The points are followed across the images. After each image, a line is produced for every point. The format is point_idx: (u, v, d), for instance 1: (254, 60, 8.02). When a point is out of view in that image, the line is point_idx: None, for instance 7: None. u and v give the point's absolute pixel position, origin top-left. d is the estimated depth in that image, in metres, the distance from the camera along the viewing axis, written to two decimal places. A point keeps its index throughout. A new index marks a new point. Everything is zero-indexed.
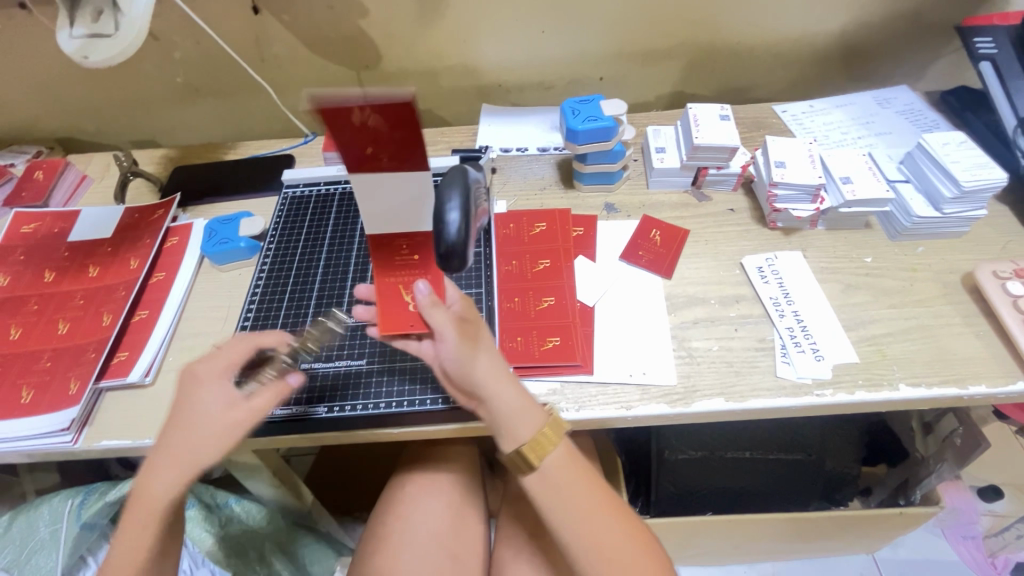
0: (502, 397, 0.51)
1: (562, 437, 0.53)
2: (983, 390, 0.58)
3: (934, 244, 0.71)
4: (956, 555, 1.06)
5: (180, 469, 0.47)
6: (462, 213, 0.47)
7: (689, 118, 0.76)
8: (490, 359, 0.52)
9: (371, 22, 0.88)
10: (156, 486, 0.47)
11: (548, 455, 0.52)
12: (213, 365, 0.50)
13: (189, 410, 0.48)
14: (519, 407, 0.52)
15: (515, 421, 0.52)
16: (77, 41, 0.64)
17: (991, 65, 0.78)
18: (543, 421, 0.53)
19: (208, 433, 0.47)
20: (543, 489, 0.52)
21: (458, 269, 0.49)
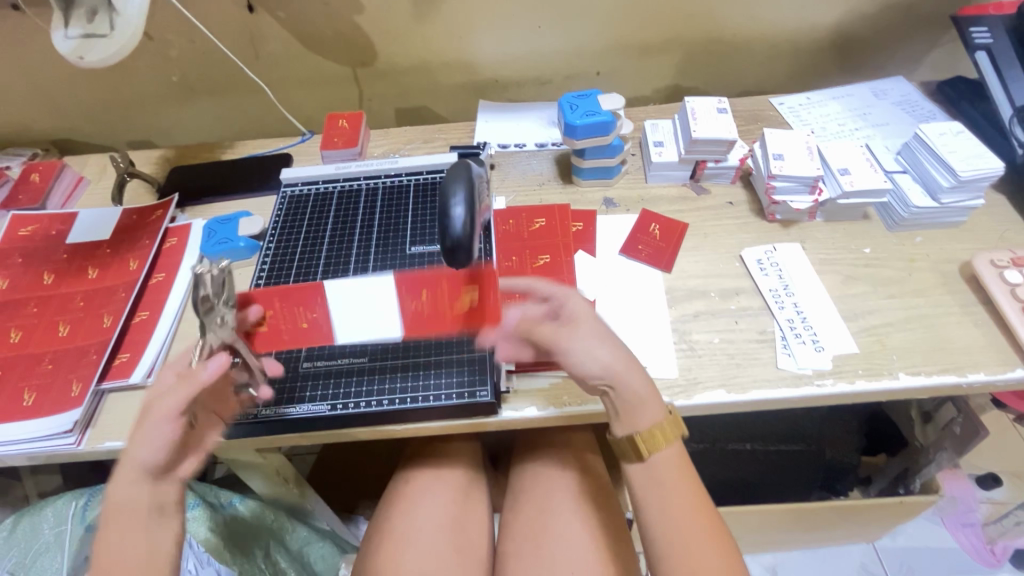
0: (632, 383, 0.52)
1: (677, 435, 0.53)
2: (982, 378, 0.58)
3: (931, 234, 0.71)
4: (955, 542, 1.07)
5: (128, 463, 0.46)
6: (467, 207, 0.47)
7: (687, 111, 0.76)
8: (610, 349, 0.53)
9: (367, 19, 0.88)
10: (117, 488, 0.46)
11: (660, 450, 0.52)
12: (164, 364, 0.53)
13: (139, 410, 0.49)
14: (643, 395, 0.53)
15: (635, 407, 0.52)
16: (74, 41, 0.63)
17: (987, 56, 0.78)
18: (660, 416, 0.53)
19: (142, 426, 0.47)
20: (646, 480, 0.52)
21: (464, 264, 0.48)
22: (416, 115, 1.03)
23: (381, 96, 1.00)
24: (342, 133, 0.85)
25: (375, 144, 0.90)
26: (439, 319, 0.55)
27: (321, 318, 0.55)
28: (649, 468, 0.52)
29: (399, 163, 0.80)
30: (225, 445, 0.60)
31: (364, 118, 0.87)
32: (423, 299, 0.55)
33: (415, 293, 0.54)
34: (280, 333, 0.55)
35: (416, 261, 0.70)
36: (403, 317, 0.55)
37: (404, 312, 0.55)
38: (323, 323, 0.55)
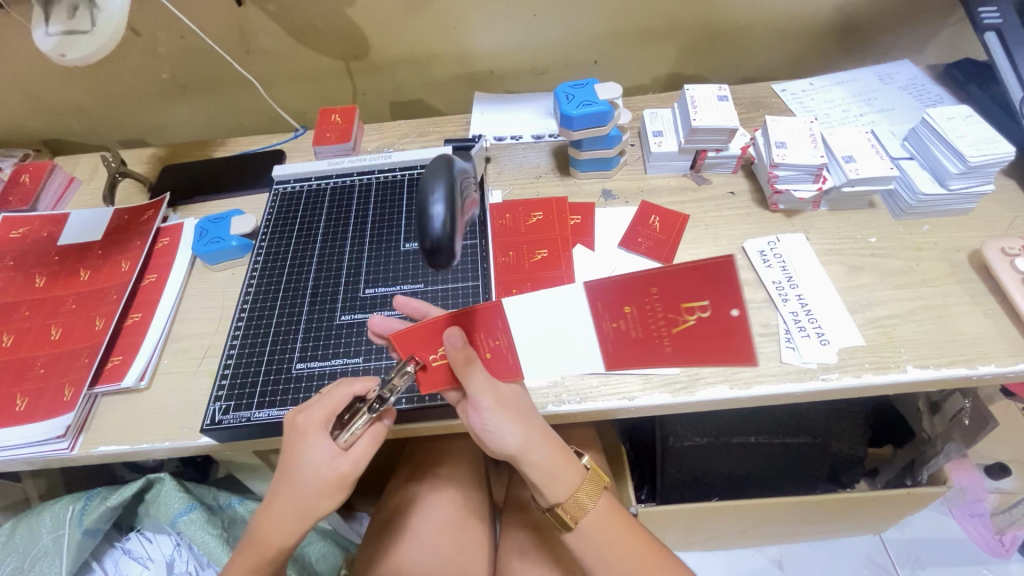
0: (542, 462, 0.52)
1: (599, 494, 0.54)
2: (992, 370, 0.57)
3: (939, 222, 0.69)
4: (964, 533, 1.07)
5: (304, 515, 0.48)
6: (447, 205, 0.44)
7: (687, 99, 0.74)
8: (509, 426, 0.50)
9: (358, 11, 0.86)
10: (274, 534, 0.48)
11: (589, 511, 0.53)
12: (315, 418, 0.49)
13: (298, 464, 0.48)
14: (557, 468, 0.52)
15: (551, 482, 0.52)
16: (54, 38, 0.62)
17: (996, 36, 0.75)
18: (580, 479, 0.53)
19: (313, 486, 0.47)
20: (581, 545, 0.53)
21: (446, 266, 0.46)
22: (410, 108, 1.01)
23: (375, 89, 0.98)
24: (334, 128, 0.83)
25: (369, 138, 0.88)
26: (650, 339, 0.59)
27: (504, 345, 0.60)
28: (581, 533, 0.53)
29: (391, 158, 0.78)
30: (220, 448, 0.59)
31: (357, 111, 0.85)
32: (627, 319, 0.60)
33: (617, 311, 0.60)
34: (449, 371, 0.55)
35: (410, 258, 0.69)
36: (609, 338, 0.59)
37: (604, 331, 0.60)
38: (506, 350, 0.59)
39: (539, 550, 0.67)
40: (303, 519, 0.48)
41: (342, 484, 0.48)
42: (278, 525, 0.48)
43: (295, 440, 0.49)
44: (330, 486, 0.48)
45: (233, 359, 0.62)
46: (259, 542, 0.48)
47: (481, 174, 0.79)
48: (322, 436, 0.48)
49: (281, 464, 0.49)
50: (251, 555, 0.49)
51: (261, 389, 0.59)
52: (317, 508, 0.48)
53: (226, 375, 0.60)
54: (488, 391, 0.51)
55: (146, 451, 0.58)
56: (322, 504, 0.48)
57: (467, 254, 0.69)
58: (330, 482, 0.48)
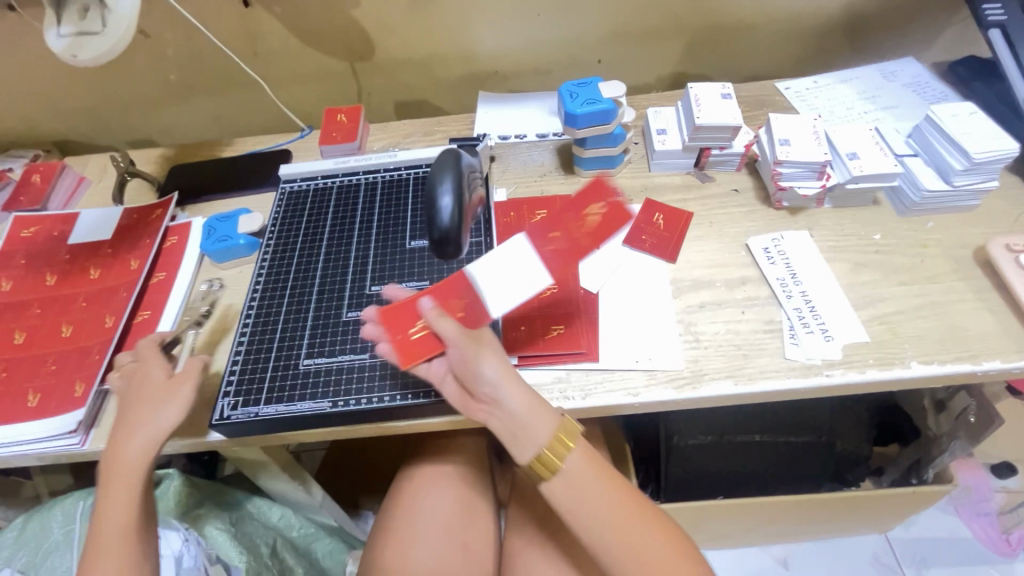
0: (517, 399, 0.51)
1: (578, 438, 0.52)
2: (997, 366, 0.57)
3: (944, 218, 0.69)
4: (969, 531, 1.06)
5: (146, 426, 0.53)
6: (455, 197, 0.48)
7: (690, 98, 0.74)
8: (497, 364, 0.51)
9: (363, 12, 0.87)
10: (127, 450, 0.53)
11: (569, 454, 0.52)
12: (146, 352, 0.57)
13: (133, 390, 0.55)
14: (533, 408, 0.51)
15: (529, 423, 0.51)
16: (65, 39, 0.63)
17: (1001, 33, 0.75)
18: (556, 423, 0.52)
19: (143, 401, 0.54)
20: (566, 493, 0.52)
21: (455, 256, 0.49)
22: (415, 108, 1.02)
23: (380, 89, 0.98)
24: (340, 128, 0.84)
25: (375, 138, 0.89)
26: None
27: (471, 301, 0.57)
28: (564, 478, 0.52)
29: (398, 157, 0.79)
30: (227, 443, 0.60)
31: (363, 111, 0.86)
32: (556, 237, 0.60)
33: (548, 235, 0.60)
34: (416, 347, 0.54)
35: (416, 256, 0.69)
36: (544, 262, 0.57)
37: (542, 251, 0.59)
38: (474, 304, 0.57)
39: (545, 544, 0.68)
40: (145, 429, 0.53)
41: (172, 391, 0.54)
42: (125, 441, 0.53)
43: (132, 377, 0.56)
44: (171, 390, 0.54)
45: (242, 354, 0.62)
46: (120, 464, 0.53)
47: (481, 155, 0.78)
48: (158, 357, 0.57)
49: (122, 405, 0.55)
50: (129, 473, 0.52)
51: (269, 383, 0.60)
52: (156, 416, 0.53)
53: (234, 370, 0.61)
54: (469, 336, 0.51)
55: None
56: (156, 417, 0.53)
57: (469, 251, 0.68)
58: (160, 392, 0.54)
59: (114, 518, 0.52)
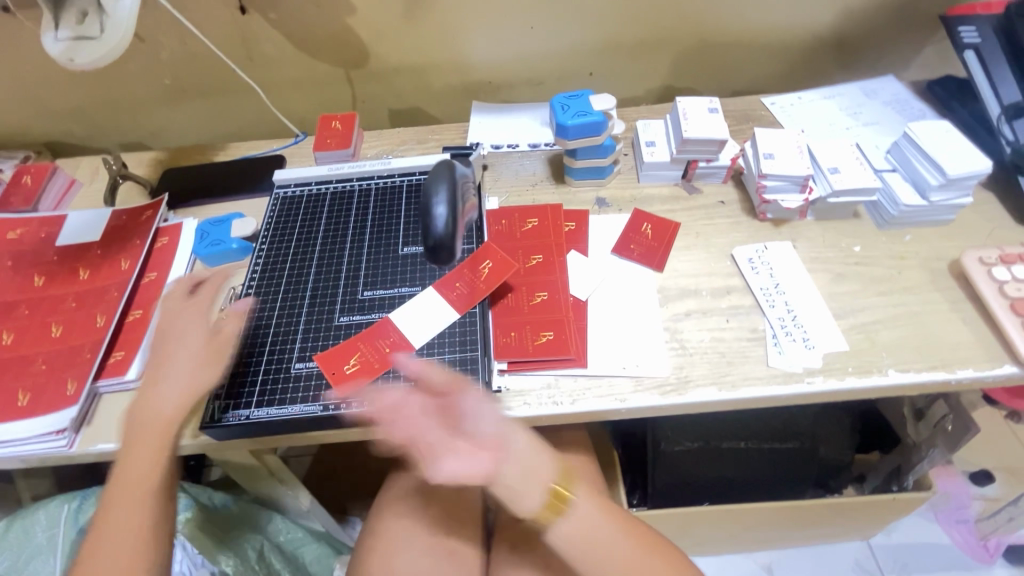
0: (520, 453, 0.53)
1: (580, 487, 0.55)
2: (970, 374, 0.59)
3: (921, 232, 0.71)
4: (948, 538, 1.09)
5: (183, 380, 0.57)
6: (446, 206, 0.59)
7: (678, 111, 0.76)
8: (483, 407, 0.54)
9: (359, 21, 0.88)
10: (160, 402, 0.56)
11: (574, 498, 0.54)
12: (191, 305, 0.62)
13: (173, 339, 0.59)
14: (529, 457, 0.53)
15: (530, 471, 0.53)
16: (62, 43, 0.63)
17: (976, 55, 0.78)
18: (557, 470, 0.54)
19: (173, 358, 0.58)
20: (577, 538, 0.54)
21: (448, 258, 0.60)
22: (409, 116, 1.03)
23: (375, 96, 0.99)
24: (335, 134, 0.85)
25: (368, 145, 0.90)
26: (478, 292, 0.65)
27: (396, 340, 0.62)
28: (572, 521, 0.54)
29: (391, 164, 0.80)
30: (217, 447, 0.60)
31: (357, 118, 0.87)
32: (460, 288, 0.66)
33: (451, 285, 0.66)
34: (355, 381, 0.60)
35: (409, 262, 0.70)
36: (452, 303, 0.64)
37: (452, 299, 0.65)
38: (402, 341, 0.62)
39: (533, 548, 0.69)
40: (187, 386, 0.56)
41: (217, 354, 0.59)
42: (158, 394, 0.56)
43: (172, 328, 0.60)
44: (213, 352, 0.59)
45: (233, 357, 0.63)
46: (150, 415, 0.56)
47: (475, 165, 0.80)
48: (199, 317, 0.61)
49: (157, 354, 0.59)
50: (162, 430, 0.55)
51: (260, 386, 0.60)
52: (198, 374, 0.57)
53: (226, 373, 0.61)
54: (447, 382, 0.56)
55: None
56: (196, 378, 0.57)
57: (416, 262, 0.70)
58: (203, 351, 0.59)
59: (134, 477, 0.53)
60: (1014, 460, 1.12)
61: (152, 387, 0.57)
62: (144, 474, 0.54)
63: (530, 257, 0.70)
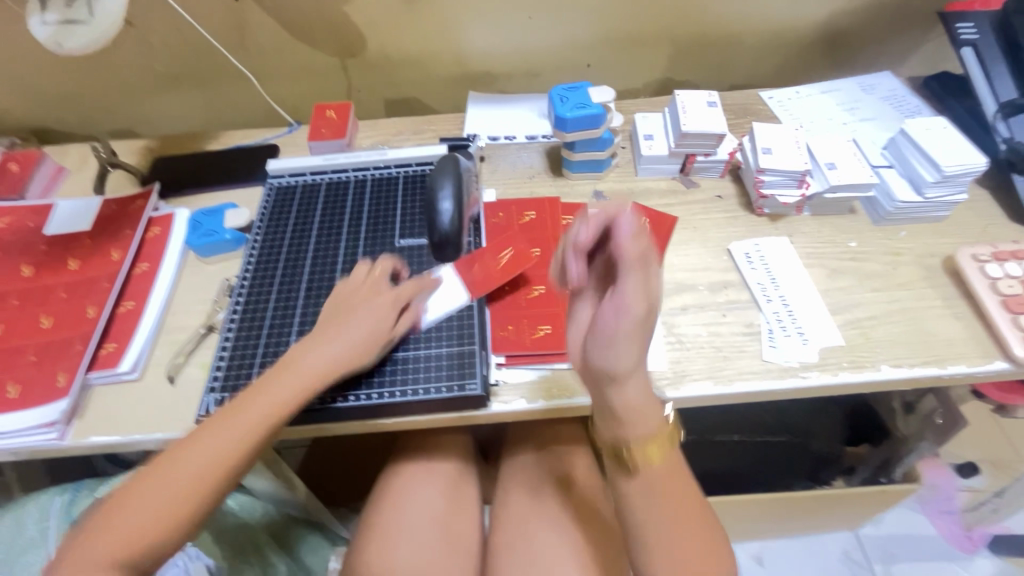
0: (631, 398, 0.47)
1: (669, 448, 0.49)
2: (962, 369, 0.60)
3: (916, 228, 0.72)
4: (933, 528, 1.10)
5: (335, 346, 0.56)
6: (452, 201, 0.63)
7: (677, 104, 0.76)
8: (630, 341, 0.45)
9: (355, 9, 0.87)
10: (310, 356, 0.56)
11: (649, 464, 0.49)
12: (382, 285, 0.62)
13: (350, 305, 0.59)
14: (638, 408, 0.48)
15: (628, 422, 0.48)
16: (49, 27, 0.61)
17: (973, 52, 0.78)
18: (657, 430, 0.49)
19: (339, 321, 0.58)
20: (640, 491, 0.50)
21: (454, 252, 0.65)
22: (405, 106, 1.02)
23: (371, 86, 0.98)
24: (330, 124, 0.84)
25: (364, 135, 0.89)
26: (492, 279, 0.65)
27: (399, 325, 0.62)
28: (643, 481, 0.50)
29: (388, 155, 0.79)
30: None
31: (352, 108, 0.86)
32: (476, 271, 0.66)
33: (470, 267, 0.66)
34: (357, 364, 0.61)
35: (406, 254, 0.70)
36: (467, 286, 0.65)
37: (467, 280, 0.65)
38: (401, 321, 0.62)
39: None
40: (335, 356, 0.56)
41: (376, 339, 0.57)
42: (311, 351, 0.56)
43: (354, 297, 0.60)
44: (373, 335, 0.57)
45: (228, 350, 0.62)
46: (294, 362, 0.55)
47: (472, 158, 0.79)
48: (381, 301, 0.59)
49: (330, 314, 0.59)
50: (301, 383, 0.54)
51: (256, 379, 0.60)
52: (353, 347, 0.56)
53: (221, 366, 0.61)
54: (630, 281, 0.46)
55: (138, 442, 0.58)
56: (360, 355, 0.56)
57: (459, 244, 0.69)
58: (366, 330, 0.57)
59: (248, 421, 0.52)
60: (999, 453, 1.14)
61: (315, 338, 0.57)
62: (272, 414, 0.53)
63: (530, 250, 0.70)
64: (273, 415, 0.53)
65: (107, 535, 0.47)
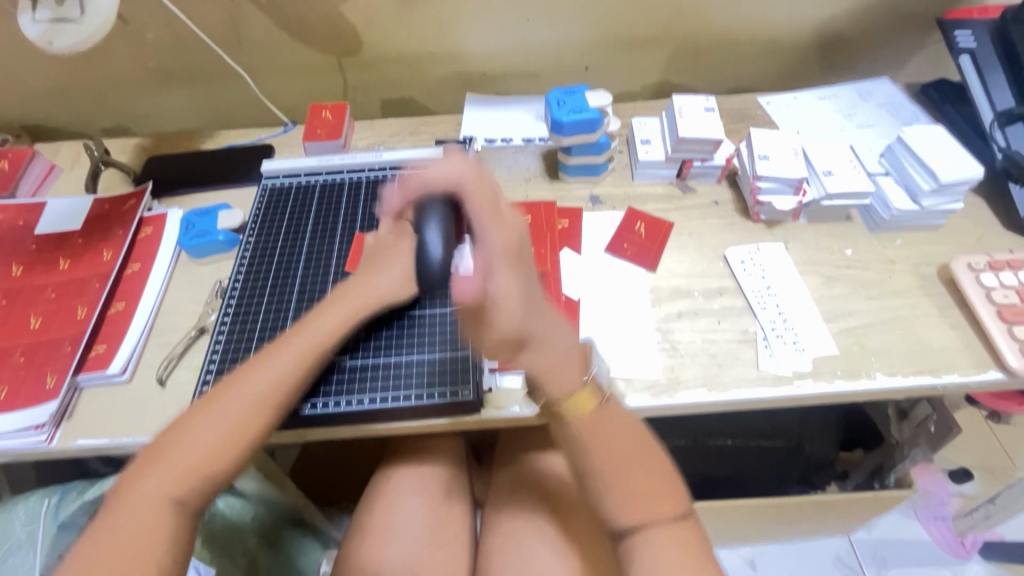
0: (546, 356, 0.50)
1: (591, 402, 0.51)
2: (955, 379, 0.60)
3: (912, 236, 0.72)
4: (926, 535, 1.11)
5: (386, 280, 0.61)
6: (441, 234, 0.52)
7: (674, 109, 0.75)
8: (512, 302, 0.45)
9: (351, 8, 0.86)
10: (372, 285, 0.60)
11: (578, 413, 0.51)
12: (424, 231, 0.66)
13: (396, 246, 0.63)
14: (554, 367, 0.51)
15: (549, 374, 0.51)
16: (41, 25, 0.61)
17: (970, 59, 0.78)
18: (577, 382, 0.51)
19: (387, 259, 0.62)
20: (575, 439, 0.52)
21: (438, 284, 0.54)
22: (401, 107, 1.01)
23: (367, 86, 0.97)
24: (325, 124, 0.83)
25: (359, 136, 0.88)
26: None
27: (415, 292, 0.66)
28: (580, 431, 0.52)
29: (383, 157, 0.78)
30: None
31: (348, 109, 0.85)
32: None
33: None
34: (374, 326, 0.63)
35: None
36: None
37: None
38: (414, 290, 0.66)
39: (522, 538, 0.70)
40: (390, 287, 0.60)
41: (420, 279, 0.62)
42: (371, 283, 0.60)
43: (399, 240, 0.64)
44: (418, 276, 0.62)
45: (220, 353, 0.62)
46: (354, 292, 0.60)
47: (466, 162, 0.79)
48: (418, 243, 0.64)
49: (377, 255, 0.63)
50: (358, 307, 0.59)
51: None
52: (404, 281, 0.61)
53: (211, 369, 0.60)
54: (507, 273, 0.45)
55: (127, 445, 0.58)
56: (407, 288, 0.61)
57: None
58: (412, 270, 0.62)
59: (274, 379, 0.53)
60: (992, 459, 1.14)
61: (364, 274, 0.61)
62: (327, 339, 0.56)
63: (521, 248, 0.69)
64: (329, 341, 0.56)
65: (157, 467, 0.48)
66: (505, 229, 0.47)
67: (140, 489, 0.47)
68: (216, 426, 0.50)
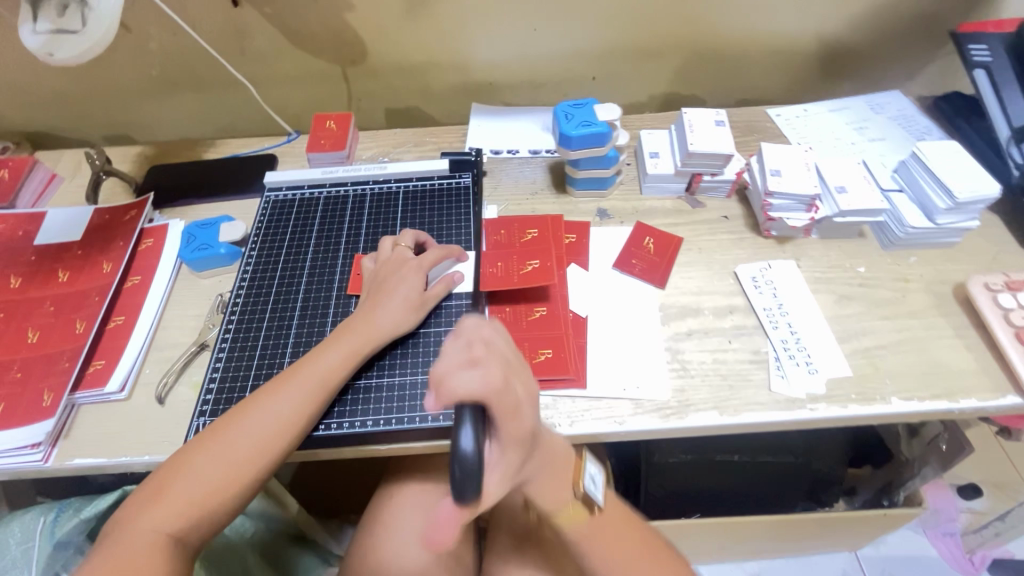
0: (541, 491, 0.52)
1: (586, 512, 0.55)
2: (973, 404, 0.58)
3: (926, 254, 0.70)
4: (934, 550, 1.09)
5: (383, 315, 0.59)
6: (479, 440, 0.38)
7: (683, 122, 0.74)
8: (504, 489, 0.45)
9: (357, 18, 0.85)
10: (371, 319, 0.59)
11: (577, 523, 0.55)
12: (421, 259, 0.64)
13: (393, 279, 0.62)
14: (546, 494, 0.53)
15: (541, 500, 0.53)
16: (41, 36, 0.60)
17: (986, 73, 0.77)
18: (570, 499, 0.54)
19: (384, 294, 0.61)
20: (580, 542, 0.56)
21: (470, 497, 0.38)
22: (406, 117, 1.00)
23: (371, 95, 0.96)
24: (329, 135, 0.82)
25: (364, 147, 0.87)
26: (510, 274, 0.66)
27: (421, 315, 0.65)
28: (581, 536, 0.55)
29: (388, 169, 0.77)
30: None
31: (353, 119, 0.84)
32: (499, 266, 0.67)
33: (494, 262, 0.68)
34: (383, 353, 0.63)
35: None
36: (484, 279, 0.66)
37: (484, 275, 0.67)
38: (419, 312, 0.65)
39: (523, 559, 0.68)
40: (388, 322, 0.59)
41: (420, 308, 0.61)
42: (368, 319, 0.59)
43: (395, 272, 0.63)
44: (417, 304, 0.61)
45: (220, 371, 0.60)
46: (353, 329, 0.59)
47: (472, 175, 0.78)
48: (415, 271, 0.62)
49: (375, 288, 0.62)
50: (359, 343, 0.58)
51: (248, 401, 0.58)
52: (402, 313, 0.60)
53: (211, 389, 0.59)
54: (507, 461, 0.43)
55: (125, 465, 0.56)
56: (408, 318, 0.60)
57: (462, 191, 0.76)
58: (410, 302, 0.60)
59: (285, 417, 0.53)
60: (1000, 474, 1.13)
61: (366, 309, 0.60)
62: (331, 376, 0.56)
63: (527, 261, 0.67)
64: (335, 375, 0.56)
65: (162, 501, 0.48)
66: (521, 430, 0.43)
67: (145, 521, 0.47)
68: (222, 464, 0.50)
